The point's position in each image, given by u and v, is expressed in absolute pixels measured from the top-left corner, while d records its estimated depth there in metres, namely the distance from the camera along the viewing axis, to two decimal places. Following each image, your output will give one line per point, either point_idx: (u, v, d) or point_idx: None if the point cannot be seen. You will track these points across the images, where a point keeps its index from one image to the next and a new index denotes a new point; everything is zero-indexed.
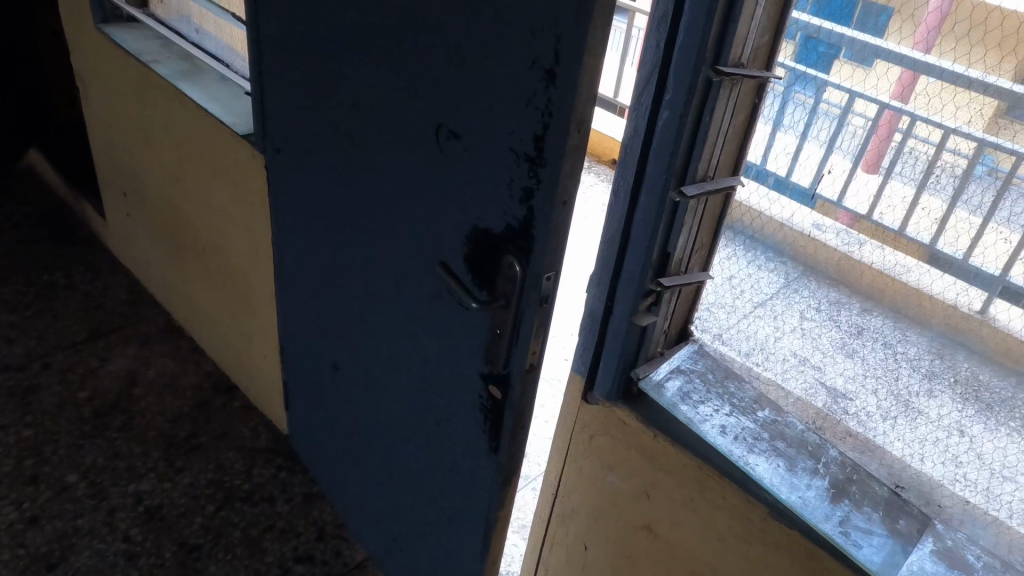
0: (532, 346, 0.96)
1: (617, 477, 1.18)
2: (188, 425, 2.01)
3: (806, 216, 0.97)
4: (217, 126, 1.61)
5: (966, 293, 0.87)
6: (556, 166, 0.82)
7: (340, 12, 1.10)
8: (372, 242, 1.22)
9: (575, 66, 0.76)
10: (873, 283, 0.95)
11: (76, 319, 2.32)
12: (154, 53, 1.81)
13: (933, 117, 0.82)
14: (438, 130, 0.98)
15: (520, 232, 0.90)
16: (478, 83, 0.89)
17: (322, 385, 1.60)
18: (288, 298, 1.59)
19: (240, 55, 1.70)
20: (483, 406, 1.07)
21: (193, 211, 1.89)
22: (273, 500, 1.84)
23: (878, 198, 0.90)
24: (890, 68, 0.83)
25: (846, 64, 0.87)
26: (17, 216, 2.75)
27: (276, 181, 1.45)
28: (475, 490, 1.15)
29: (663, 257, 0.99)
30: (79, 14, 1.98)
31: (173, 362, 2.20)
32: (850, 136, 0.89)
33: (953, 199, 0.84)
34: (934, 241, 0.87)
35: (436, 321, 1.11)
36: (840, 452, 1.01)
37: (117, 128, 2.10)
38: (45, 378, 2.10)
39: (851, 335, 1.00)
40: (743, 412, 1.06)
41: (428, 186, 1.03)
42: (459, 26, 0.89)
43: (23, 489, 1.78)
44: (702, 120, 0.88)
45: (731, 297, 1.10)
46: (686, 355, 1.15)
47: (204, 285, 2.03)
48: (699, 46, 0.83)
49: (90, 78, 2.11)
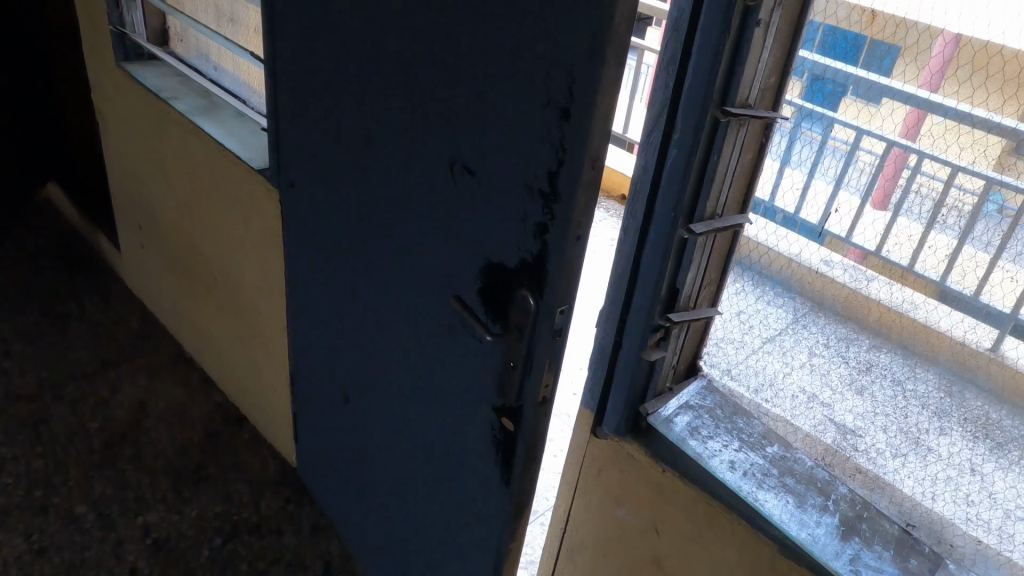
0: (545, 379, 0.97)
1: (626, 511, 1.17)
2: (198, 456, 2.01)
3: (816, 252, 0.98)
4: (232, 161, 1.64)
5: (975, 331, 0.88)
6: (570, 203, 0.84)
7: (356, 52, 1.13)
8: (385, 275, 1.23)
9: (588, 106, 0.78)
10: (881, 319, 0.97)
11: (89, 349, 2.34)
12: (172, 90, 1.85)
13: (939, 155, 0.83)
14: (453, 167, 1.00)
15: (533, 266, 0.92)
16: (492, 123, 0.91)
17: (332, 416, 1.61)
18: (300, 330, 1.60)
19: (257, 92, 1.74)
20: (496, 438, 1.07)
21: (206, 244, 1.91)
22: (281, 532, 1.84)
23: (888, 234, 0.91)
24: (895, 108, 0.85)
25: (853, 103, 0.88)
26: (34, 248, 2.79)
27: (292, 215, 1.47)
28: (486, 523, 1.16)
29: (671, 293, 1.00)
30: (100, 53, 2.03)
31: (184, 393, 2.22)
32: (858, 174, 0.91)
33: (962, 237, 0.85)
34: (945, 279, 0.88)
35: (449, 354, 1.12)
36: (849, 489, 1.01)
37: (134, 163, 2.13)
38: (57, 409, 2.11)
39: (860, 371, 1.01)
40: (752, 448, 1.06)
41: (443, 224, 1.05)
42: (473, 64, 0.91)
43: (31, 520, 1.78)
44: (709, 159, 0.89)
45: (739, 333, 1.11)
46: (695, 391, 1.16)
47: (216, 317, 2.05)
48: (705, 88, 0.84)
49: (110, 114, 2.15)
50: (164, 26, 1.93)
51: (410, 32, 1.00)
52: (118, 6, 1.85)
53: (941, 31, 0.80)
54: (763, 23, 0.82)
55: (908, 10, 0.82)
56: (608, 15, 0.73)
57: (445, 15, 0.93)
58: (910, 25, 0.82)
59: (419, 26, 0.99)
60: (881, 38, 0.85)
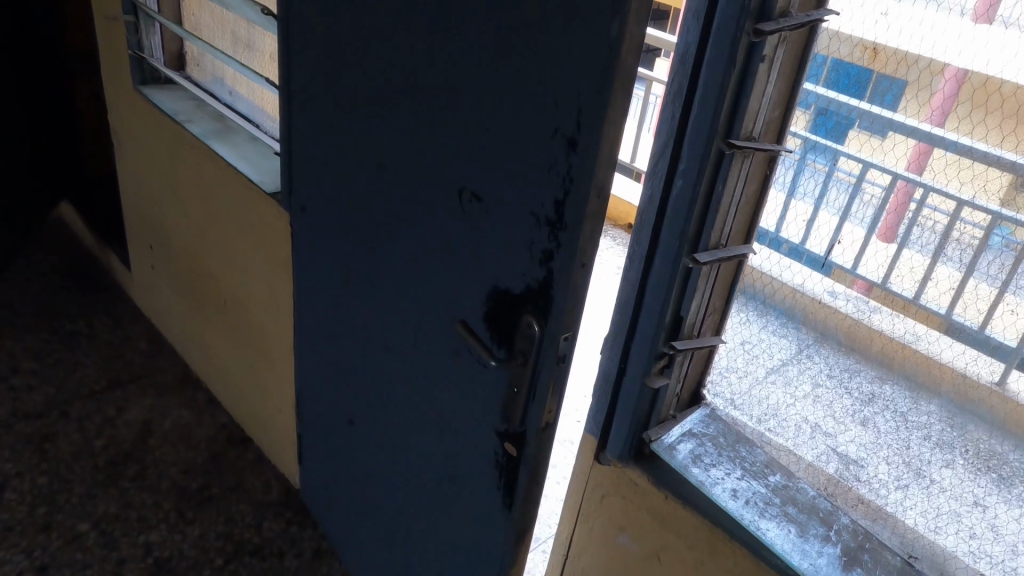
0: (548, 404, 0.98)
1: (628, 538, 1.17)
2: (201, 476, 2.01)
3: (821, 283, 1.01)
4: (245, 185, 1.66)
5: (983, 365, 0.90)
6: (576, 231, 0.85)
7: (369, 81, 1.16)
8: (393, 299, 1.25)
9: (596, 137, 0.80)
10: (883, 350, 0.99)
11: (97, 368, 2.36)
12: (187, 113, 1.88)
13: (942, 188, 0.86)
14: (461, 194, 1.01)
15: (539, 292, 0.93)
16: (501, 152, 0.93)
17: (337, 439, 1.61)
18: (307, 352, 1.61)
19: (271, 116, 1.77)
20: (498, 463, 1.08)
21: (216, 266, 1.93)
22: (282, 555, 1.83)
23: (894, 266, 0.93)
24: (898, 142, 0.88)
25: (860, 134, 0.91)
26: (45, 266, 2.82)
27: (302, 238, 1.49)
28: (488, 547, 1.16)
29: (675, 320, 1.01)
30: (118, 76, 2.07)
31: (189, 413, 2.23)
32: (864, 206, 0.93)
33: (967, 270, 0.87)
34: (951, 312, 0.90)
35: (454, 378, 1.13)
36: (851, 519, 1.01)
37: (148, 184, 2.17)
38: (63, 426, 2.12)
39: (863, 402, 1.03)
40: (755, 476, 1.07)
41: (451, 250, 1.07)
42: (483, 94, 0.93)
43: (34, 537, 1.78)
44: (715, 190, 0.91)
45: (744, 362, 1.13)
46: (698, 419, 1.16)
47: (223, 337, 2.06)
48: (711, 120, 0.86)
49: (126, 137, 2.19)
50: (181, 51, 1.97)
51: (423, 61, 1.03)
52: (137, 31, 1.89)
53: (944, 67, 0.83)
54: (767, 58, 0.84)
55: (909, 47, 0.85)
56: (615, 50, 0.75)
57: (457, 45, 0.96)
58: (912, 62, 0.85)
59: (432, 57, 1.01)
60: (884, 74, 0.87)
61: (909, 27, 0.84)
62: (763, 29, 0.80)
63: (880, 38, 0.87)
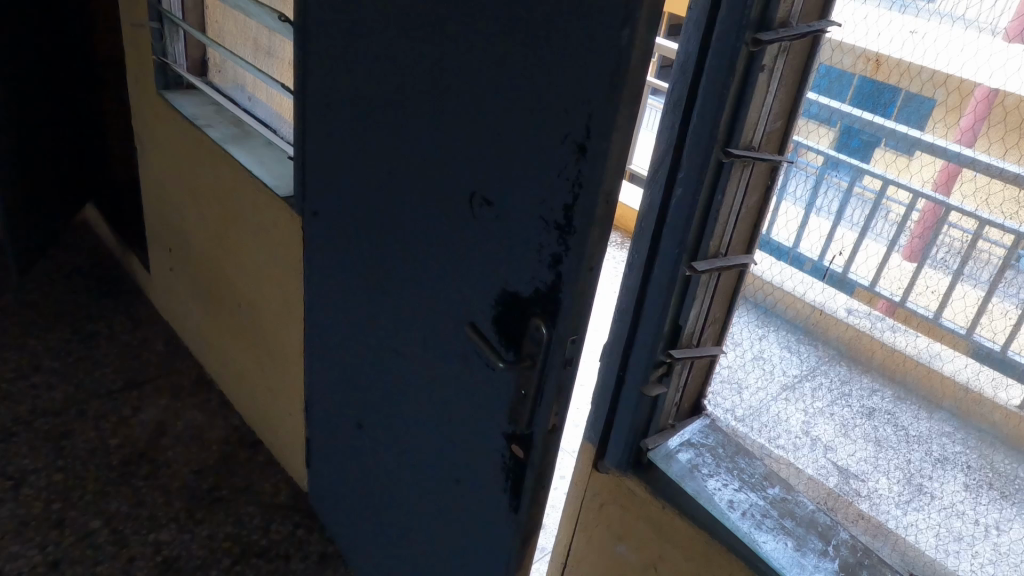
0: (556, 406, 0.98)
1: (625, 548, 1.16)
2: (212, 477, 2.03)
3: (843, 301, 1.00)
4: (260, 188, 1.69)
5: (1003, 388, 0.91)
6: (585, 234, 0.86)
7: (380, 86, 1.17)
8: (399, 302, 1.26)
9: (606, 143, 0.80)
10: (885, 362, 1.00)
11: (114, 368, 2.39)
12: (207, 118, 1.91)
13: (970, 207, 0.85)
14: (473, 199, 1.02)
15: (547, 296, 0.94)
16: (511, 157, 0.94)
17: (344, 442, 1.62)
18: (316, 355, 1.63)
19: (288, 122, 1.80)
20: (506, 466, 1.08)
21: (231, 267, 1.96)
22: (288, 558, 1.84)
23: (913, 284, 0.93)
24: (926, 164, 0.86)
25: (889, 152, 0.89)
26: (69, 267, 2.87)
27: (314, 241, 1.50)
28: (494, 552, 1.16)
29: (674, 329, 1.00)
30: (142, 84, 2.12)
31: (201, 415, 2.25)
32: (886, 223, 0.92)
33: (989, 290, 0.87)
34: (972, 333, 0.90)
35: (461, 383, 1.14)
36: (850, 534, 1.00)
37: (168, 188, 2.21)
38: (80, 424, 2.15)
39: (860, 416, 1.05)
40: (753, 488, 1.06)
41: (459, 254, 1.08)
42: (491, 100, 0.94)
43: (47, 532, 1.81)
44: (713, 199, 0.91)
45: (749, 374, 1.13)
46: (698, 429, 1.15)
47: (236, 338, 2.08)
48: (710, 128, 0.86)
49: (148, 142, 2.23)
50: (204, 57, 2.01)
51: (432, 67, 1.05)
52: (162, 37, 1.94)
53: (947, 78, 0.83)
54: (767, 68, 0.84)
55: (911, 58, 0.85)
56: (625, 58, 0.76)
57: (466, 53, 0.97)
58: (914, 73, 0.85)
59: (442, 62, 1.02)
60: (886, 84, 0.88)
61: (911, 37, 0.85)
62: (763, 38, 0.80)
63: (884, 49, 0.87)
